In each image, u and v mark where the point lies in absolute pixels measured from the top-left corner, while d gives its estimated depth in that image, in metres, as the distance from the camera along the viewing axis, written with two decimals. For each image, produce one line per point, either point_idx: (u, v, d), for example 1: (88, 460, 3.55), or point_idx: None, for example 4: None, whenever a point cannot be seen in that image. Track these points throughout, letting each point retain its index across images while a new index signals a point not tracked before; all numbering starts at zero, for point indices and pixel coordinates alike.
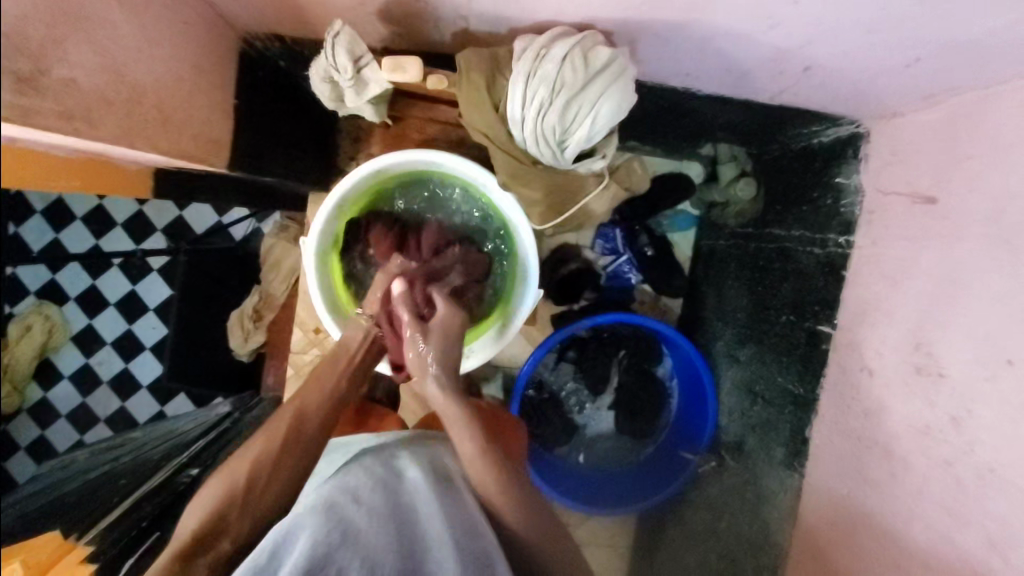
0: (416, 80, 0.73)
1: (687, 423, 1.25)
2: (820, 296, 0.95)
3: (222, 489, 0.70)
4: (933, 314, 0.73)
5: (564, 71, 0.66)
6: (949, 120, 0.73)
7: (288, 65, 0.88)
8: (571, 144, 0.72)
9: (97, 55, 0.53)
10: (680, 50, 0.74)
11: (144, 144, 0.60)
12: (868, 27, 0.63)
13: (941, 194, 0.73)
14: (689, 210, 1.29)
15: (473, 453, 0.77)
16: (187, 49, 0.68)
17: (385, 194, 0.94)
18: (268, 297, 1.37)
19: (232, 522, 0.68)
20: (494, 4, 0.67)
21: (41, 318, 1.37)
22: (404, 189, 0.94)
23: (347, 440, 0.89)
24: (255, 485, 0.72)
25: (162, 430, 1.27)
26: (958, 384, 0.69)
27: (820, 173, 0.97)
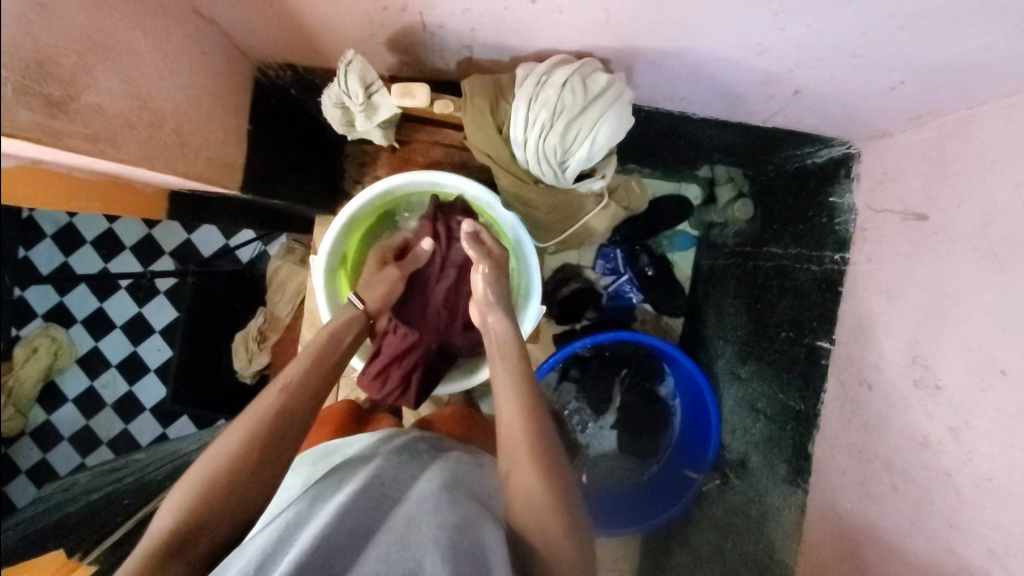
0: (423, 105, 0.76)
1: (690, 443, 1.26)
2: (818, 312, 0.96)
3: (200, 480, 0.66)
4: (927, 327, 0.74)
5: (564, 95, 0.69)
6: (935, 140, 0.76)
7: (298, 92, 0.91)
8: (572, 165, 0.75)
9: (124, 83, 0.56)
10: (676, 76, 0.78)
11: (162, 165, 0.62)
12: (853, 53, 0.66)
13: (930, 211, 0.76)
14: (687, 230, 1.32)
15: (524, 467, 0.73)
16: (206, 77, 0.71)
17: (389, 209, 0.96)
18: (273, 318, 1.39)
19: (215, 518, 0.65)
20: (498, 33, 0.70)
21: (48, 340, 1.36)
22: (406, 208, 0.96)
23: (347, 439, 0.91)
24: (239, 472, 0.67)
25: (165, 452, 1.28)
26: (954, 396, 0.70)
27: (814, 193, 1.00)
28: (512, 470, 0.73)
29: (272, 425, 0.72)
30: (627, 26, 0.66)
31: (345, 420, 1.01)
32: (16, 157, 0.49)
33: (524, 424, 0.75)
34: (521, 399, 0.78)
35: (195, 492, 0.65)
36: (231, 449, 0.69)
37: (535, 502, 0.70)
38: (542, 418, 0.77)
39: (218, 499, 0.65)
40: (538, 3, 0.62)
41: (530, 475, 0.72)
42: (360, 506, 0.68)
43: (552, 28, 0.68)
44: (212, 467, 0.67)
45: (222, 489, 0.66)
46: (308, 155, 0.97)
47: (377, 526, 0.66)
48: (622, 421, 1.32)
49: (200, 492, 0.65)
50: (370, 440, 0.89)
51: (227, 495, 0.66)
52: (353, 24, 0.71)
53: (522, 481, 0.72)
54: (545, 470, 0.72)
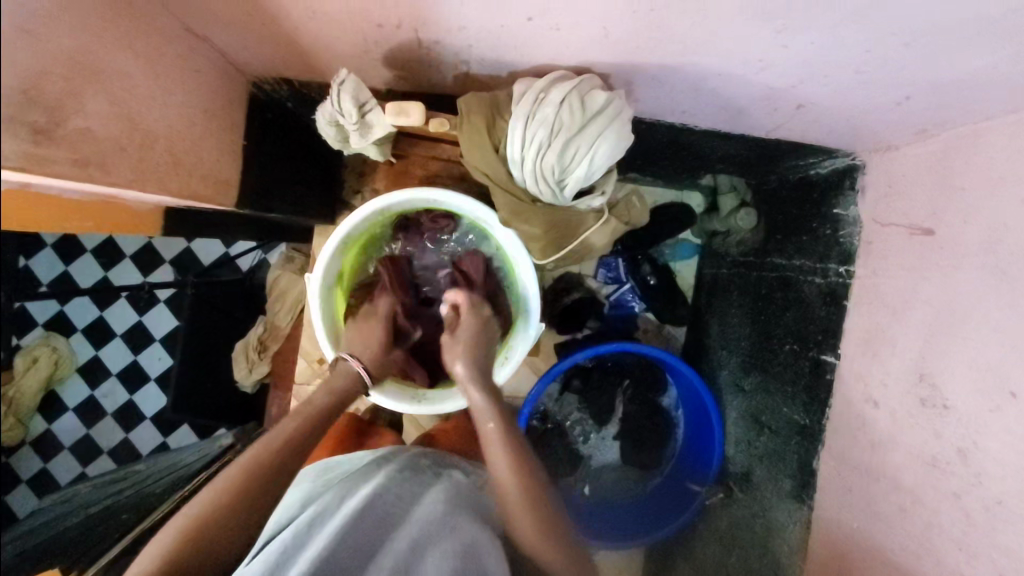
0: (419, 123, 0.75)
1: (694, 456, 1.24)
2: (823, 325, 0.95)
3: (187, 528, 0.64)
4: (935, 346, 0.73)
5: (562, 113, 0.68)
6: (941, 154, 0.74)
7: (295, 105, 0.90)
8: (570, 183, 0.74)
9: (113, 105, 0.55)
10: (677, 91, 0.76)
11: (154, 186, 0.61)
12: (856, 69, 0.65)
13: (937, 226, 0.74)
14: (690, 239, 1.31)
15: (517, 498, 0.70)
16: (199, 95, 0.70)
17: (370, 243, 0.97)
18: (273, 328, 1.38)
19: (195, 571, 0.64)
20: (495, 50, 0.69)
21: (49, 349, 1.36)
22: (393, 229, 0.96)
23: (351, 455, 0.90)
24: (228, 519, 0.66)
25: (165, 463, 1.27)
26: (962, 416, 0.68)
27: (819, 205, 0.99)
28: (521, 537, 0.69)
29: (259, 476, 0.69)
30: (625, 42, 0.64)
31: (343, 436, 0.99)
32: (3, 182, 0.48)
33: (526, 489, 0.70)
34: (516, 458, 0.73)
35: (182, 538, 0.64)
36: (218, 496, 0.66)
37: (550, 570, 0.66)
38: (534, 466, 0.73)
39: (205, 547, 0.65)
40: (534, 20, 0.61)
41: (535, 535, 0.68)
42: (362, 528, 0.67)
43: (549, 45, 0.67)
44: (199, 515, 0.65)
45: (210, 536, 0.65)
46: (305, 168, 0.96)
47: (378, 551, 0.65)
48: (624, 432, 1.30)
49: (187, 542, 0.64)
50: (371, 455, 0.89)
51: (217, 540, 0.66)
52: (348, 41, 0.71)
53: (530, 542, 0.69)
54: (536, 500, 0.70)
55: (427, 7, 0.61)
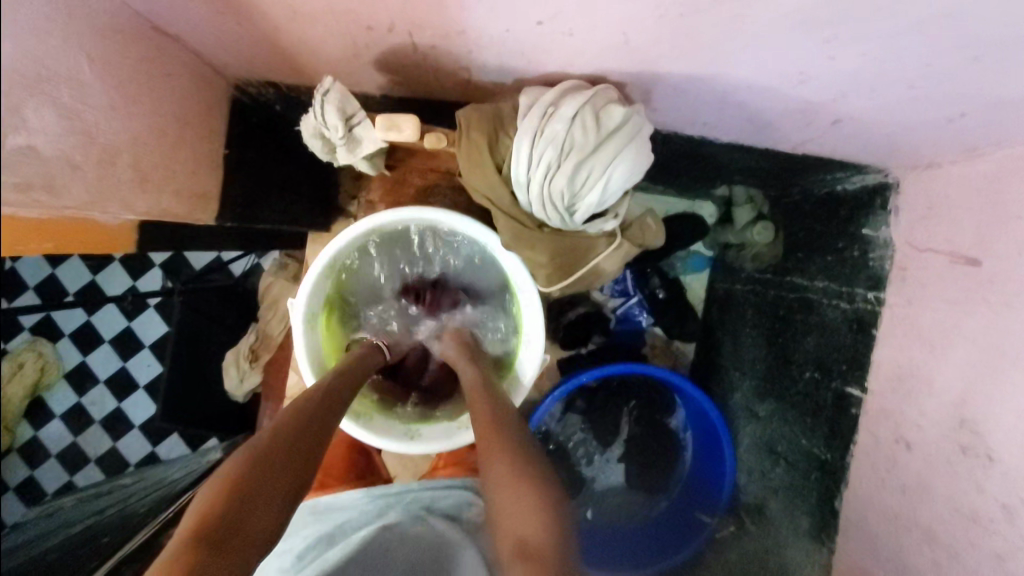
0: (412, 139, 0.68)
1: (704, 482, 1.17)
2: (849, 356, 0.88)
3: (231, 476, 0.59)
4: (979, 391, 0.66)
5: (574, 131, 0.61)
6: (992, 176, 0.67)
7: (283, 109, 0.83)
8: (581, 209, 0.67)
9: (65, 118, 0.48)
10: (699, 102, 0.69)
11: (118, 207, 0.55)
12: (904, 84, 0.58)
13: (985, 257, 0.67)
14: (701, 250, 1.21)
15: (503, 485, 0.65)
16: (173, 102, 0.64)
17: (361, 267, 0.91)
18: (264, 337, 1.32)
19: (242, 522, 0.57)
20: (499, 56, 0.63)
21: (33, 354, 1.35)
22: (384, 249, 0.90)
23: (336, 498, 0.87)
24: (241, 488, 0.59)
25: (150, 478, 1.22)
26: (1011, 471, 0.62)
27: (845, 224, 0.92)
28: (502, 516, 0.64)
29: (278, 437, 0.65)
30: (646, 50, 0.57)
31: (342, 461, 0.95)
32: None
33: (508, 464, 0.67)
34: (503, 438, 0.70)
35: (227, 487, 0.58)
36: (230, 472, 0.60)
37: (530, 535, 0.60)
38: (521, 445, 0.69)
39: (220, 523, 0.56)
40: (544, 25, 0.55)
41: (521, 510, 0.63)
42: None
43: (559, 52, 0.60)
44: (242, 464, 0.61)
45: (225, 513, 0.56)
46: None
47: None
48: (630, 453, 1.24)
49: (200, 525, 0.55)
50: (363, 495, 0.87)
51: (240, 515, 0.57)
52: (337, 44, 0.64)
53: (511, 522, 0.62)
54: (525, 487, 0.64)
55: (423, 8, 0.54)
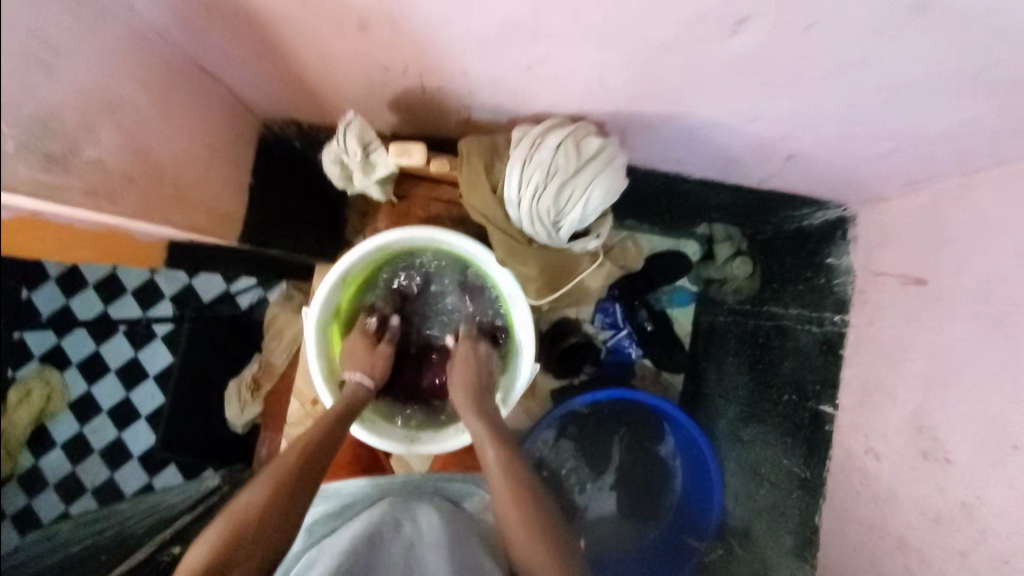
0: (420, 162, 0.78)
1: (695, 507, 1.19)
2: (820, 375, 0.95)
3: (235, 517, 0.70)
4: (933, 397, 0.72)
5: (558, 157, 0.70)
6: (931, 206, 0.76)
7: (302, 145, 0.94)
8: (565, 226, 0.76)
9: (125, 139, 0.57)
10: (671, 140, 0.79)
11: (159, 218, 0.63)
12: (842, 122, 0.68)
13: (930, 276, 0.75)
14: (686, 286, 1.31)
15: (517, 524, 0.77)
16: (210, 131, 0.73)
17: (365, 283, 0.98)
18: (268, 365, 1.37)
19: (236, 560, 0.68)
20: (495, 97, 0.73)
21: (42, 382, 1.37)
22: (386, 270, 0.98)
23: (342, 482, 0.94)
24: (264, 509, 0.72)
25: (148, 503, 1.23)
26: (965, 470, 0.66)
27: (813, 255, 1.00)
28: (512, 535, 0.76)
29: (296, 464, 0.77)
30: (620, 92, 0.68)
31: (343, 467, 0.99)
32: None
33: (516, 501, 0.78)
34: (509, 472, 0.80)
35: (231, 526, 0.69)
36: (234, 515, 0.70)
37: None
38: (524, 477, 0.81)
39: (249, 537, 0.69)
40: (533, 69, 0.65)
41: (525, 537, 0.75)
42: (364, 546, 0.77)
43: (548, 94, 0.70)
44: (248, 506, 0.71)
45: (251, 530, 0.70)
46: (308, 207, 0.98)
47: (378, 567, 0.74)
48: (621, 481, 1.27)
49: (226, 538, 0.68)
50: (368, 483, 0.94)
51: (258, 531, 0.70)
52: (357, 86, 0.74)
53: (521, 540, 0.76)
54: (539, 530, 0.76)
55: (432, 54, 0.65)
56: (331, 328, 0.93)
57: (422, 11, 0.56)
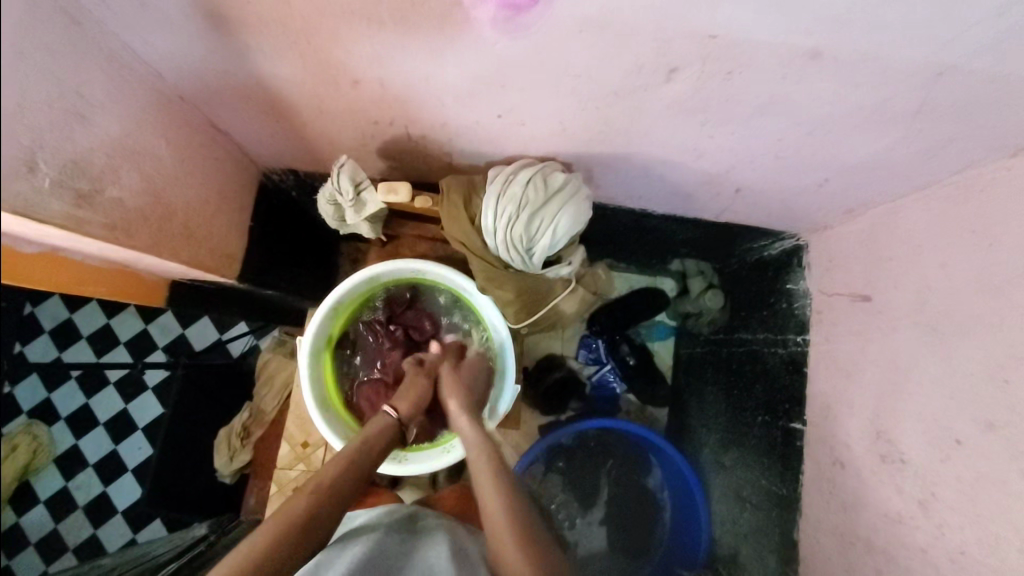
0: (406, 200, 0.85)
1: (683, 539, 1.16)
2: (787, 394, 1.00)
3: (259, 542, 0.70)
4: (886, 403, 0.78)
5: (528, 190, 0.79)
6: (866, 230, 0.85)
7: (299, 195, 1.02)
8: (537, 251, 0.83)
9: (144, 181, 0.64)
10: (631, 177, 0.89)
11: (168, 254, 0.70)
12: (775, 155, 0.77)
13: (871, 292, 0.82)
14: (665, 320, 1.33)
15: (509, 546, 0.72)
16: (216, 178, 0.81)
17: (359, 310, 1.01)
18: (258, 413, 1.42)
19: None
20: (473, 143, 0.82)
21: (29, 435, 1.12)
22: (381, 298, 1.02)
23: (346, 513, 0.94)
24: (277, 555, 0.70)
25: (134, 554, 1.18)
26: (919, 470, 0.71)
27: (773, 282, 1.07)
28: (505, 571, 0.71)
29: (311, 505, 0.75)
30: (581, 135, 0.77)
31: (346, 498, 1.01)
32: (41, 244, 0.56)
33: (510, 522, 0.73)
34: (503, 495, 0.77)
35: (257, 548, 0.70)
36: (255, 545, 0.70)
37: None
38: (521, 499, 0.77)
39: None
40: (504, 116, 0.74)
41: (520, 565, 0.70)
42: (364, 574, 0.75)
43: (519, 138, 0.79)
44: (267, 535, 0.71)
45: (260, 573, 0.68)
46: (302, 250, 1.05)
47: None
48: (610, 516, 1.24)
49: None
50: (372, 513, 0.92)
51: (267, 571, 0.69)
52: (348, 135, 0.83)
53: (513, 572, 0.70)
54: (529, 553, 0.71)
55: (416, 106, 0.74)
56: (325, 356, 0.97)
57: (406, 70, 0.66)
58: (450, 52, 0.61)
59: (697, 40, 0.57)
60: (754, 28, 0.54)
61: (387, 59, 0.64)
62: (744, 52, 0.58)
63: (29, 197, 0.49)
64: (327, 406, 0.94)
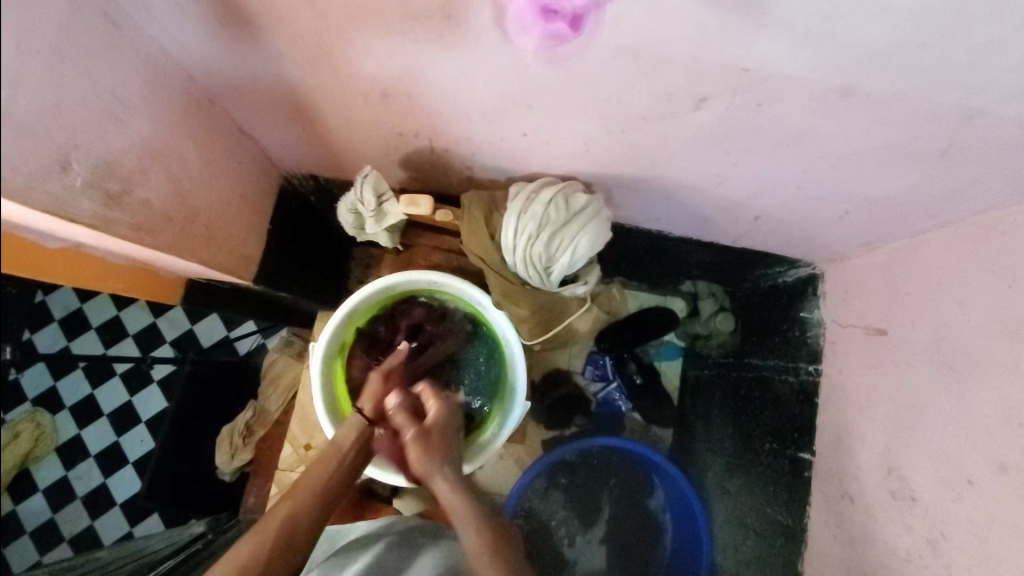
0: (427, 213, 0.86)
1: (683, 564, 1.15)
2: (797, 423, 1.00)
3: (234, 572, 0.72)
4: (897, 440, 0.77)
5: (549, 210, 0.79)
6: (885, 264, 0.84)
7: (317, 200, 1.03)
8: (555, 269, 0.83)
9: (171, 183, 0.65)
10: (651, 199, 0.89)
11: (189, 254, 0.70)
12: (799, 185, 0.77)
13: (888, 326, 0.82)
14: (674, 340, 1.32)
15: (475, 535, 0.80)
16: (239, 181, 0.82)
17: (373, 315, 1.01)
18: (261, 413, 1.47)
19: None
20: (495, 158, 0.83)
21: (32, 424, 1.13)
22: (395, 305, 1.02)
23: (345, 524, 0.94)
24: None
25: (129, 549, 1.17)
26: (929, 508, 0.70)
27: (787, 309, 1.07)
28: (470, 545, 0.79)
29: (278, 545, 0.76)
30: (604, 156, 0.77)
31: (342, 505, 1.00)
32: (63, 240, 0.57)
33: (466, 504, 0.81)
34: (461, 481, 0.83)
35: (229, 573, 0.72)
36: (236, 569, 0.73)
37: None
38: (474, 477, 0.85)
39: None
40: (528, 134, 0.74)
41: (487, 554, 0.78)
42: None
43: (542, 156, 0.80)
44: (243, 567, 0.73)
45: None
46: (317, 254, 1.05)
47: None
48: (611, 535, 1.23)
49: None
50: (368, 523, 0.93)
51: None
52: (371, 145, 0.83)
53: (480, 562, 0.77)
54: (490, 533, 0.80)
55: (441, 120, 0.74)
56: (337, 362, 0.97)
57: (433, 86, 0.67)
58: (479, 68, 0.62)
59: (727, 71, 0.57)
60: (786, 63, 0.55)
61: (416, 72, 0.64)
62: (773, 85, 0.58)
63: (59, 197, 0.50)
64: (337, 410, 0.94)
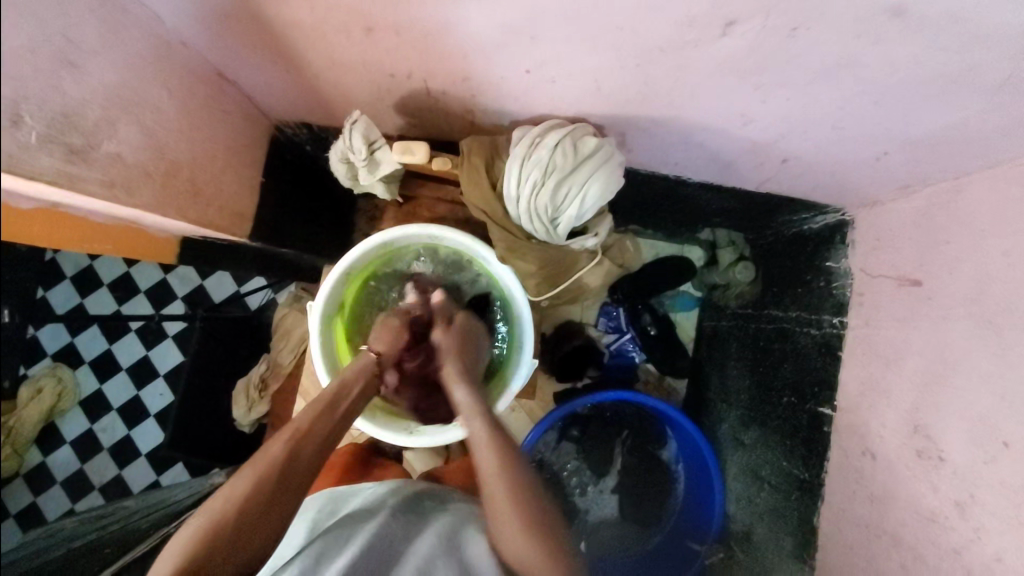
0: (422, 161, 0.80)
1: (693, 511, 1.14)
2: (820, 378, 0.94)
3: (240, 495, 0.68)
4: (927, 397, 0.73)
5: (556, 155, 0.73)
6: (924, 210, 0.77)
7: (313, 149, 0.97)
8: (563, 222, 0.79)
9: (145, 135, 0.60)
10: (667, 142, 0.82)
11: (173, 211, 0.67)
12: (834, 123, 0.70)
13: (924, 277, 0.75)
14: (690, 291, 1.27)
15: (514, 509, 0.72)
16: (224, 132, 0.77)
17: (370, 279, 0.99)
18: (276, 366, 1.30)
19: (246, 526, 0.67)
20: (497, 100, 0.76)
21: (53, 379, 1.34)
22: (392, 267, 0.99)
23: (352, 487, 0.93)
24: (252, 514, 0.68)
25: (155, 498, 1.19)
26: (957, 469, 0.67)
27: (811, 258, 1.00)
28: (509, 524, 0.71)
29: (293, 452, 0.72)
30: (617, 94, 0.70)
31: (349, 465, 1.00)
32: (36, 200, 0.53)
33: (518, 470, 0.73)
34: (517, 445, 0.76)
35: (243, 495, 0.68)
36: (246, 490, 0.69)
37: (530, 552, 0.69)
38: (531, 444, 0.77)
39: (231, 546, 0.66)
40: (532, 72, 0.67)
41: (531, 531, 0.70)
42: (358, 568, 0.72)
43: (548, 96, 0.73)
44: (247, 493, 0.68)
45: (231, 538, 0.66)
46: (318, 208, 1.01)
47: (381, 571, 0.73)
48: (623, 485, 1.22)
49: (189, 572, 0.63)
50: (372, 489, 0.92)
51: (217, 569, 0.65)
52: (362, 87, 0.77)
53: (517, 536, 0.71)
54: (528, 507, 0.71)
55: (435, 57, 0.67)
56: (337, 322, 0.95)
57: (426, 17, 0.59)
58: None
59: None
60: None
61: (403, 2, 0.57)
62: (814, 5, 0.51)
63: (13, 154, 0.46)
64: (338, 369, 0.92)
